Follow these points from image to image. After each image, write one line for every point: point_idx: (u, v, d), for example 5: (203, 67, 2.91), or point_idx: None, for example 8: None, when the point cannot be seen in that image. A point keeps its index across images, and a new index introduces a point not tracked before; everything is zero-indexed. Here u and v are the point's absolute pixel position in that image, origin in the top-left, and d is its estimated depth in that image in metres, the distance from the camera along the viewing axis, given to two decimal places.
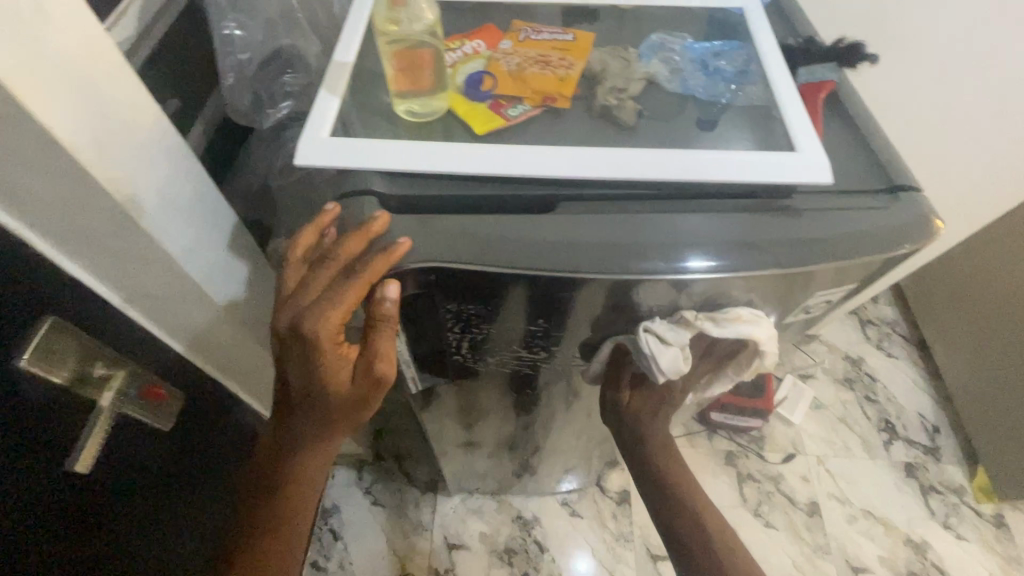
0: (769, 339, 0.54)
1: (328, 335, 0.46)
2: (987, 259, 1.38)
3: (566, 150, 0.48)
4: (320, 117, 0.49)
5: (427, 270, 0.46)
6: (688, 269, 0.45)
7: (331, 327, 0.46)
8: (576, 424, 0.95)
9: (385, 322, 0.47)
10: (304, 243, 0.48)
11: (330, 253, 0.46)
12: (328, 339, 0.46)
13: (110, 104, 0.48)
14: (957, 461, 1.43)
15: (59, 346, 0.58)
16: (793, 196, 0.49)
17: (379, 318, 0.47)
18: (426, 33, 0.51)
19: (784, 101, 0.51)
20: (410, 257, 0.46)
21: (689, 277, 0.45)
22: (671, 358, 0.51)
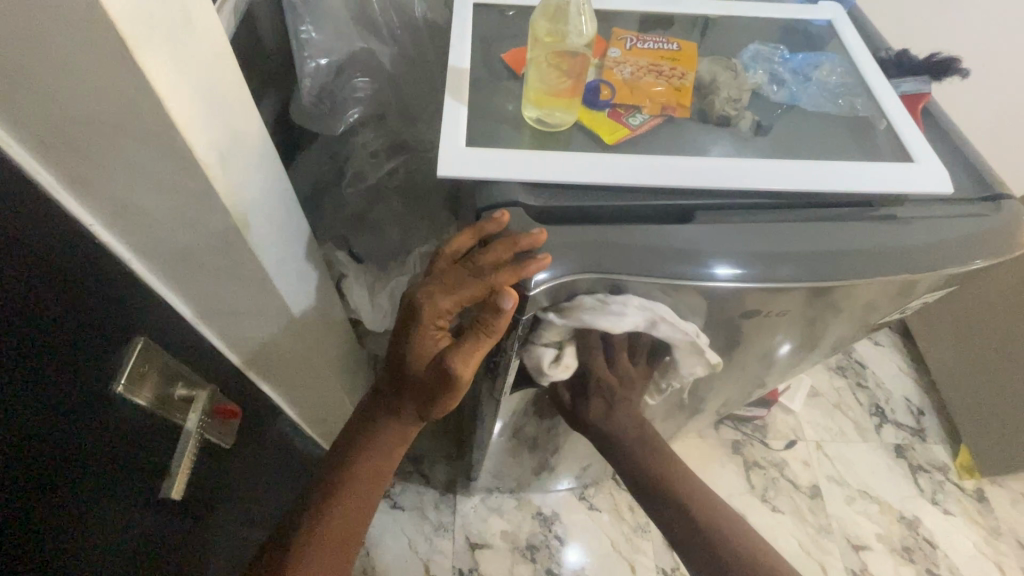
0: (672, 324, 0.48)
1: (429, 315, 0.46)
2: None
3: (699, 162, 0.49)
4: (454, 127, 0.49)
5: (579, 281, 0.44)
6: (715, 276, 0.45)
7: (435, 308, 0.46)
8: None
9: (488, 329, 0.45)
10: (460, 244, 0.46)
11: (475, 253, 0.45)
12: (428, 317, 0.46)
13: (236, 113, 0.46)
14: (942, 440, 1.47)
15: (147, 369, 0.53)
16: (905, 204, 0.51)
17: (487, 323, 0.45)
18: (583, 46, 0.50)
19: (893, 113, 0.54)
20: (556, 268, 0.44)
21: (715, 284, 0.45)
22: (535, 354, 0.51)
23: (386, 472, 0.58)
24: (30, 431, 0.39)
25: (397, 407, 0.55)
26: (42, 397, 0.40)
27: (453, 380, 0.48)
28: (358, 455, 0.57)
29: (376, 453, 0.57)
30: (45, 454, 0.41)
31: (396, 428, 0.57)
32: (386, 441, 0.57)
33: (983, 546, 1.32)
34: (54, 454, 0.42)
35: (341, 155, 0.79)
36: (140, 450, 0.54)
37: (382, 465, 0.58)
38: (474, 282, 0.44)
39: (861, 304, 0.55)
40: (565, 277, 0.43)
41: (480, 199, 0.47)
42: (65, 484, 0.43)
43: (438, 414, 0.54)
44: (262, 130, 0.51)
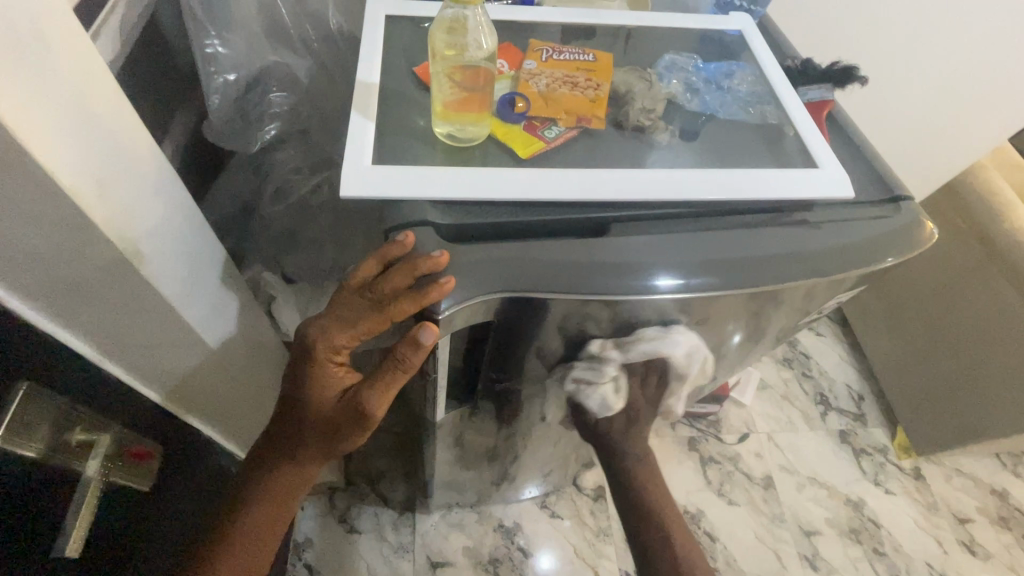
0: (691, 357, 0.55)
1: (325, 350, 0.47)
2: None
3: (612, 173, 0.49)
4: (359, 145, 0.46)
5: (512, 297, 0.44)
6: (658, 288, 0.45)
7: (334, 342, 0.46)
8: (557, 429, 0.96)
9: (401, 360, 0.45)
10: (364, 273, 0.45)
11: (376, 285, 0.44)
12: (324, 351, 0.47)
13: (113, 135, 0.42)
14: (881, 423, 1.54)
15: (33, 416, 0.48)
16: (813, 208, 0.53)
17: (398, 356, 0.45)
18: (484, 60, 0.49)
19: (799, 119, 0.55)
20: (479, 288, 0.43)
21: (658, 296, 0.45)
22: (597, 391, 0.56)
23: (291, 508, 0.56)
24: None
25: (302, 449, 0.52)
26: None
27: (365, 412, 0.48)
28: (256, 501, 0.54)
29: (279, 497, 0.54)
30: None
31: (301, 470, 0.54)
32: (289, 481, 0.54)
33: (923, 522, 1.39)
34: None
35: (263, 173, 0.76)
36: (19, 507, 0.48)
37: (283, 508, 0.55)
38: (374, 314, 0.44)
39: (785, 304, 0.57)
40: (474, 298, 0.42)
41: (390, 219, 0.45)
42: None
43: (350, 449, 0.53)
44: (151, 152, 0.47)
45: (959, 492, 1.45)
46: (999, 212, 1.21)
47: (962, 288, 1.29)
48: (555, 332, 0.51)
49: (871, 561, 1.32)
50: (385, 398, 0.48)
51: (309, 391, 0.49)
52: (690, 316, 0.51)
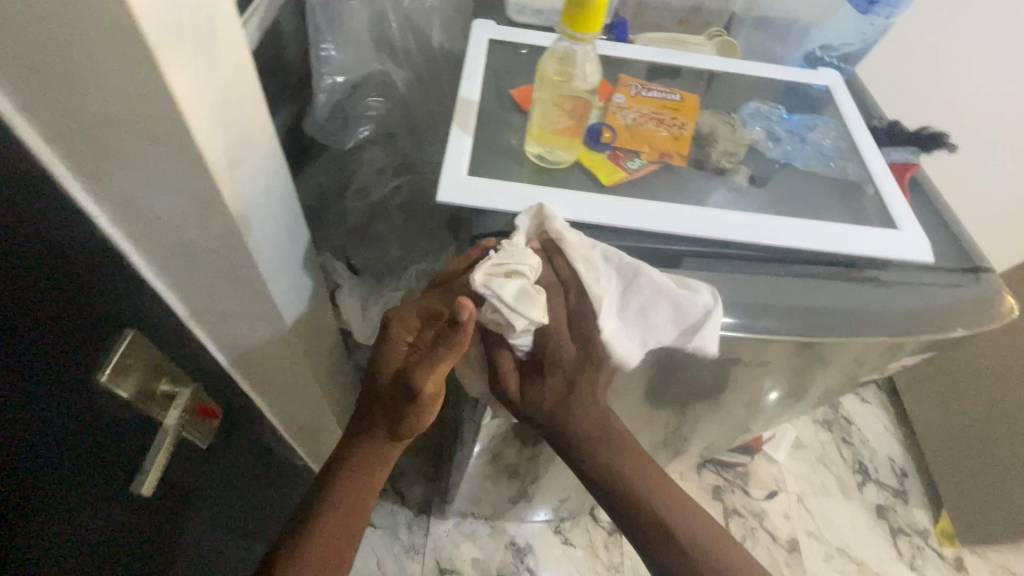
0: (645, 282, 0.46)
1: (398, 329, 0.50)
2: None
3: (689, 210, 0.51)
4: (457, 155, 0.50)
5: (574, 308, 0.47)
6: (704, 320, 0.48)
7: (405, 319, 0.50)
8: None
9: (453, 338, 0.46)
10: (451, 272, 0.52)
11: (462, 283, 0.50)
12: (396, 330, 0.50)
13: (249, 122, 0.47)
14: (924, 504, 1.46)
15: (133, 361, 0.54)
16: (888, 269, 0.53)
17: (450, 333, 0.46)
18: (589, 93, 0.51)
19: (881, 179, 0.56)
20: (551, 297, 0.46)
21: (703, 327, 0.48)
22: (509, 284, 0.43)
23: (371, 491, 0.58)
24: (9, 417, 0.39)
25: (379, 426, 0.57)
26: (19, 387, 0.40)
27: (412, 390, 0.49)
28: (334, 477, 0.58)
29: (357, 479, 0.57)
30: (26, 436, 0.41)
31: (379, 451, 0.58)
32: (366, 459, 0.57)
33: None
34: (27, 439, 0.41)
35: (350, 170, 0.81)
36: (115, 445, 0.54)
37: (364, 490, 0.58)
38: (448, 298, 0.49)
39: (844, 359, 0.57)
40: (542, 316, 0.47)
41: (478, 226, 0.49)
42: (37, 470, 0.43)
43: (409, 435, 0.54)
44: (271, 140, 0.53)
45: None
46: None
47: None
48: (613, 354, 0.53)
49: None
50: (432, 379, 0.48)
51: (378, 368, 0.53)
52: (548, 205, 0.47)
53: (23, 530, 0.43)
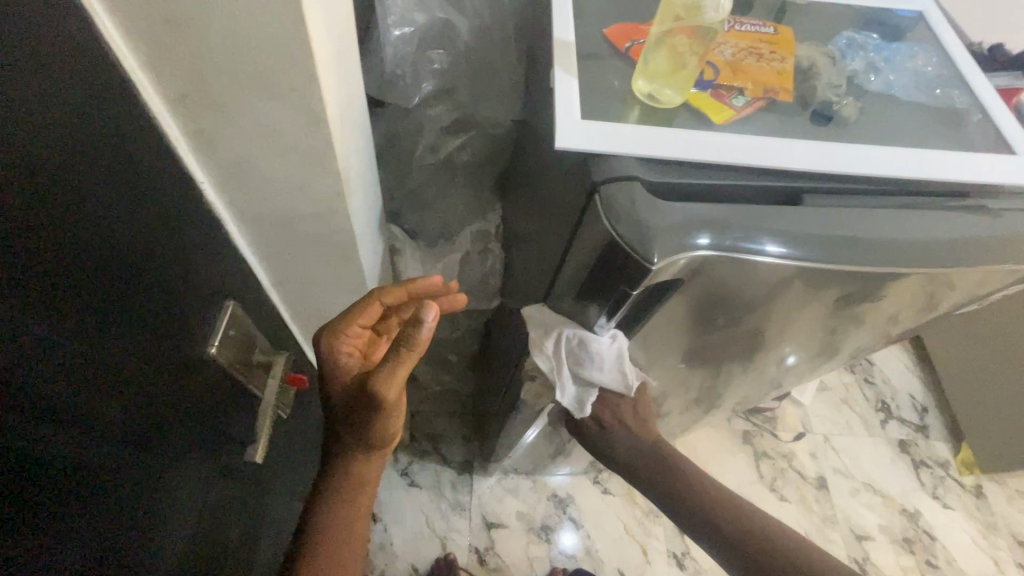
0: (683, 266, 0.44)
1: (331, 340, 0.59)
2: None
3: (803, 145, 0.50)
4: (565, 100, 0.48)
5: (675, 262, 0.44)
6: (764, 253, 0.44)
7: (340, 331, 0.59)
8: None
9: (410, 344, 0.51)
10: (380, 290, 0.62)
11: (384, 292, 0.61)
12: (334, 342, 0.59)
13: (351, 73, 0.47)
14: (943, 437, 1.62)
15: (232, 331, 0.55)
16: (999, 197, 0.52)
17: (408, 340, 0.51)
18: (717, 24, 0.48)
19: (989, 107, 0.55)
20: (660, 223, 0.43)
21: (762, 260, 0.44)
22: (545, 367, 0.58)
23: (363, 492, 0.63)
24: (129, 374, 0.40)
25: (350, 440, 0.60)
26: (134, 346, 0.40)
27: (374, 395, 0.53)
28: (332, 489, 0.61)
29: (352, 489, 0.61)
30: (144, 400, 0.42)
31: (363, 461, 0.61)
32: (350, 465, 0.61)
33: (978, 537, 1.49)
34: (144, 403, 0.42)
35: (409, 129, 0.78)
36: (221, 411, 0.55)
37: (354, 498, 0.61)
38: (368, 306, 0.61)
39: (938, 294, 0.57)
40: (681, 257, 0.43)
41: (595, 173, 0.46)
42: (159, 428, 0.44)
43: (377, 436, 0.58)
44: (362, 97, 0.52)
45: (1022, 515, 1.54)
46: None
47: None
48: (709, 304, 0.50)
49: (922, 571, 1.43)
50: (393, 380, 0.53)
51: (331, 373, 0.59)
52: (618, 173, 0.46)
53: (152, 490, 0.44)
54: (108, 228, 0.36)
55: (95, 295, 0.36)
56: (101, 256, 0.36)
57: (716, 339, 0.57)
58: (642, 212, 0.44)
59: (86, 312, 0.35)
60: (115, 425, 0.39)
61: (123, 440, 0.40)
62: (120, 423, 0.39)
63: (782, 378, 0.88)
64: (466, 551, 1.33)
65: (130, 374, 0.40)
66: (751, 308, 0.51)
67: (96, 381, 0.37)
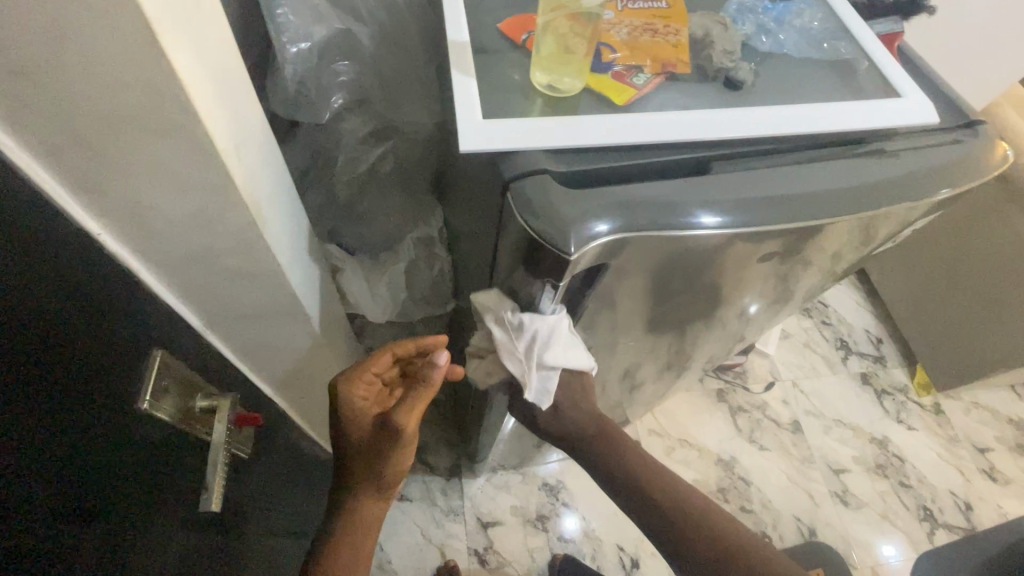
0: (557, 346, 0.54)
1: (348, 391, 0.62)
2: None
3: (707, 115, 0.51)
4: (467, 100, 0.48)
5: (610, 244, 0.44)
6: (699, 225, 0.45)
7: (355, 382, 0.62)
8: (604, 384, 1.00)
9: (426, 382, 0.61)
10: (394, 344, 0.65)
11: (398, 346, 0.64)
12: (351, 392, 0.62)
13: (242, 99, 0.45)
14: (900, 364, 1.72)
15: (165, 383, 0.52)
16: (894, 138, 0.55)
17: (424, 379, 0.61)
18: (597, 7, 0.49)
19: (874, 54, 0.58)
20: (578, 210, 0.44)
21: (699, 233, 0.46)
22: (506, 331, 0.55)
23: (367, 536, 0.65)
24: (56, 451, 0.37)
25: (362, 482, 0.63)
26: (59, 421, 0.38)
27: (396, 430, 0.60)
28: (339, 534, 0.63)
29: (361, 530, 0.64)
30: (78, 471, 0.40)
31: (371, 502, 0.65)
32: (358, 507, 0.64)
33: (943, 452, 1.59)
34: (78, 473, 0.40)
35: (328, 146, 0.76)
36: (166, 466, 0.53)
37: (360, 542, 0.64)
38: (381, 359, 0.64)
39: (854, 237, 0.60)
40: (598, 242, 0.44)
41: (505, 171, 0.46)
42: (95, 498, 0.42)
43: (389, 475, 0.63)
44: (263, 122, 0.50)
45: (978, 425, 1.66)
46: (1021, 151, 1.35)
47: (988, 222, 1.43)
48: (642, 278, 0.51)
49: (898, 493, 1.51)
50: (412, 416, 0.60)
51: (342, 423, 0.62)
52: (531, 168, 0.46)
53: (92, 563, 0.42)
54: (17, 302, 0.34)
55: (10, 373, 0.33)
56: (12, 332, 0.33)
57: (664, 309, 0.59)
58: (556, 202, 0.44)
59: (1, 394, 0.32)
60: (39, 506, 0.36)
61: (52, 519, 0.37)
62: (46, 502, 0.37)
63: (736, 334, 0.91)
64: (466, 555, 1.33)
65: (59, 447, 0.38)
66: (685, 275, 0.53)
67: (18, 465, 0.34)
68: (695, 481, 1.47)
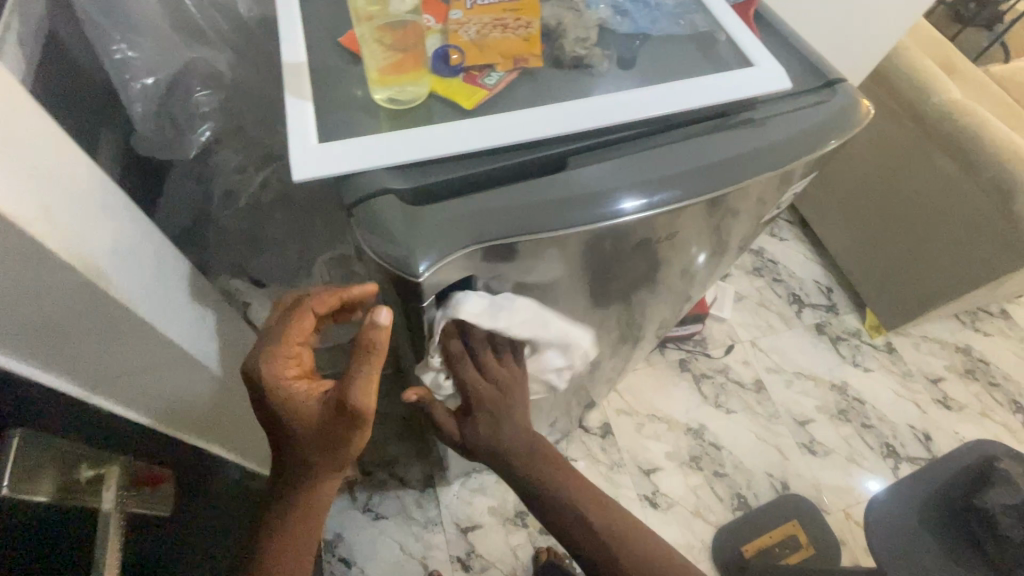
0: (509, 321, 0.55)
1: (269, 370, 0.51)
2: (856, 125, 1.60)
3: (565, 106, 0.50)
4: (301, 124, 0.45)
5: (477, 248, 0.44)
6: (623, 211, 0.46)
7: (276, 357, 0.51)
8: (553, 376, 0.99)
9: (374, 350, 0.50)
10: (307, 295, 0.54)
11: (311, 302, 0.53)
12: (272, 371, 0.51)
13: (22, 148, 0.40)
14: (851, 310, 1.77)
15: (39, 461, 0.46)
16: (756, 106, 0.54)
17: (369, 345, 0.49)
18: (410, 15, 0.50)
19: (728, 24, 0.57)
20: (423, 230, 0.42)
21: (624, 218, 0.46)
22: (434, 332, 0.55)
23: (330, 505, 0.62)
24: None
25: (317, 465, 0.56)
26: None
27: (354, 413, 0.50)
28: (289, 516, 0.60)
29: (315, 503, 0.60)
30: None
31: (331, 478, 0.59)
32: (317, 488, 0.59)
33: (900, 388, 1.64)
34: None
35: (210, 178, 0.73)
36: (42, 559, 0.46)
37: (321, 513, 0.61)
38: (297, 322, 0.53)
39: (739, 209, 0.59)
40: (453, 257, 0.43)
41: (349, 195, 0.44)
42: None
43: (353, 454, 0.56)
44: (85, 172, 0.47)
45: (928, 357, 1.72)
46: (925, 90, 1.41)
47: (911, 162, 1.48)
48: (518, 274, 0.51)
49: (861, 435, 1.56)
50: (369, 394, 0.50)
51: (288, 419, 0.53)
52: (376, 189, 0.44)
53: None
54: None
55: None
56: None
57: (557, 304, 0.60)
58: (403, 223, 0.43)
59: None
60: None
61: None
62: None
63: (672, 309, 0.91)
64: (449, 563, 1.31)
65: None
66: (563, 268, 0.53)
67: None
68: (668, 453, 1.48)
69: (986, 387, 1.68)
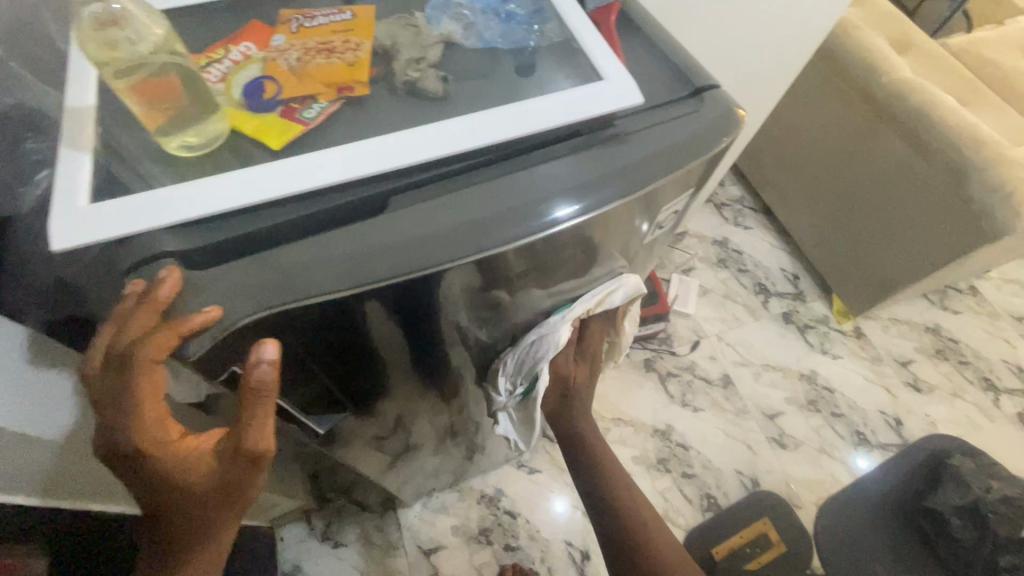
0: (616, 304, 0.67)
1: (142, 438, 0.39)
2: (806, 108, 1.57)
3: (410, 134, 0.44)
4: (71, 182, 0.40)
5: (261, 319, 0.38)
6: (559, 219, 0.42)
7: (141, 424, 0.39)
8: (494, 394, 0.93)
9: (268, 389, 0.41)
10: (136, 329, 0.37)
11: (146, 343, 0.37)
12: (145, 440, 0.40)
13: None
14: (818, 296, 1.73)
15: None
16: (618, 122, 0.48)
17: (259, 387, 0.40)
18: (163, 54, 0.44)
19: (578, 32, 0.52)
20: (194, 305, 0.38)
21: (561, 228, 0.43)
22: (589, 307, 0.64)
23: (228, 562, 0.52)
24: None
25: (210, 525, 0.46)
26: None
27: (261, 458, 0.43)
28: None
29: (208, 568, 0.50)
30: None
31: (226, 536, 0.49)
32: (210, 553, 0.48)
33: (871, 373, 1.60)
34: None
35: (23, 240, 0.60)
36: None
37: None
38: (146, 374, 0.38)
39: (617, 231, 0.53)
40: (232, 327, 0.38)
41: (126, 259, 0.39)
42: None
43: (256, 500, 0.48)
44: None
45: (898, 339, 1.68)
46: (876, 69, 1.35)
47: (865, 142, 1.43)
48: (349, 331, 0.45)
49: (832, 424, 1.51)
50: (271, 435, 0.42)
51: (173, 480, 0.42)
52: (152, 257, 0.39)
53: None
54: None
55: None
56: None
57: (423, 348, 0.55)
58: (184, 293, 0.38)
59: None
60: None
61: None
62: None
63: None
64: None
65: None
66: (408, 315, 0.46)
67: None
68: (634, 457, 1.43)
69: (957, 365, 1.65)
